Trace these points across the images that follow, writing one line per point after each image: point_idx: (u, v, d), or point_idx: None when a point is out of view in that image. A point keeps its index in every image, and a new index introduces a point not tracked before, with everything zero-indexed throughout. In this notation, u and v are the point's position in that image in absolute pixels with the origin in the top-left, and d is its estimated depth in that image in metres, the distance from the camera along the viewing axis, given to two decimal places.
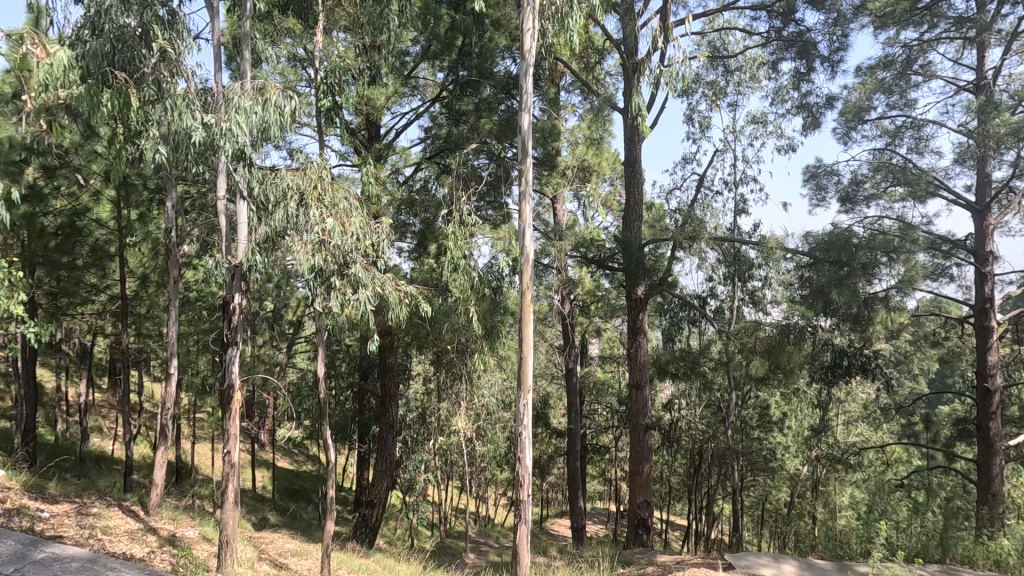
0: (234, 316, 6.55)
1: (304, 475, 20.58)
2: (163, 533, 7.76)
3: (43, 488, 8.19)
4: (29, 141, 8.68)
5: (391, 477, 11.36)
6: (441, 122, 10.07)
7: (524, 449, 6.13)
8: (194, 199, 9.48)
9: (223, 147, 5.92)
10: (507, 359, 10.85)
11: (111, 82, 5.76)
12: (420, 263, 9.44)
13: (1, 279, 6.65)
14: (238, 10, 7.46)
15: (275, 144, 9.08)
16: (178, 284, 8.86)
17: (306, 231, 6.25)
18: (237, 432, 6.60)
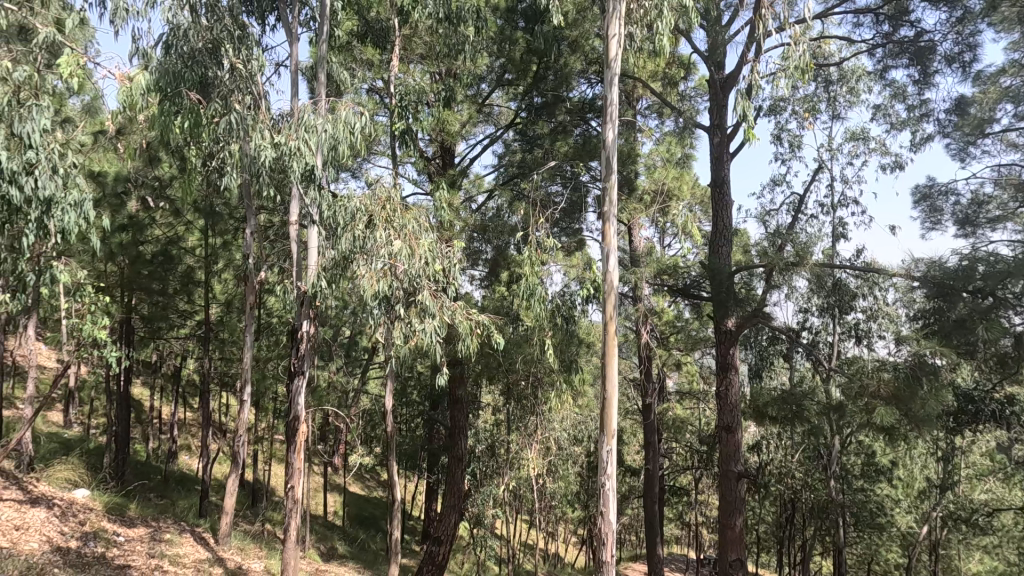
0: (302, 344, 6.58)
1: (374, 502, 20.39)
2: (230, 564, 7.85)
3: (124, 509, 8.46)
4: (131, 174, 9.20)
5: (459, 513, 10.86)
6: (514, 147, 9.68)
7: (608, 503, 5.39)
8: (274, 227, 9.65)
9: (292, 167, 5.79)
10: (581, 394, 10.15)
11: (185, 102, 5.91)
12: (493, 292, 9.18)
13: (93, 305, 6.93)
14: (317, 41, 7.50)
15: (351, 171, 9.12)
16: (254, 311, 8.85)
17: (374, 256, 6.00)
18: (301, 463, 6.60)
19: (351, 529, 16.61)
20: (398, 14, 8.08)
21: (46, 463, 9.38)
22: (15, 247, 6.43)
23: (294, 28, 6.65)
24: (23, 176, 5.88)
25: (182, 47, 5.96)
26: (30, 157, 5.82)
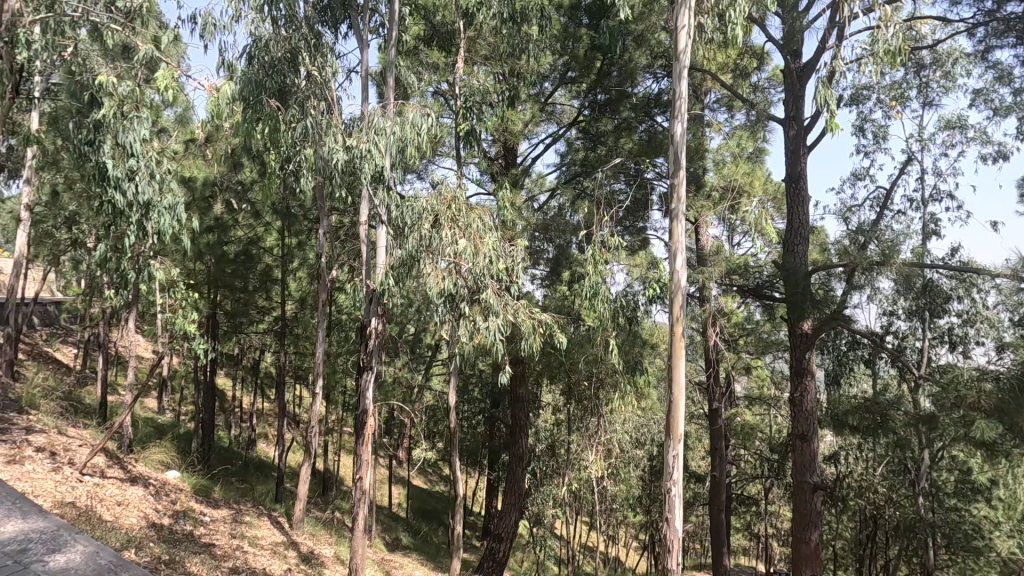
0: (370, 340, 6.83)
1: (437, 496, 20.82)
2: (303, 549, 8.28)
3: (210, 491, 9.10)
4: (217, 178, 9.86)
5: (520, 511, 10.89)
6: (577, 145, 9.57)
7: (673, 509, 5.22)
8: (344, 227, 10.04)
9: (363, 168, 6.00)
10: (644, 396, 9.92)
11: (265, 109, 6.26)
12: (554, 291, 9.14)
13: (184, 301, 7.49)
14: (386, 47, 7.73)
15: (418, 173, 9.35)
16: (326, 308, 9.25)
17: (440, 255, 6.11)
18: (368, 455, 6.84)
19: (415, 521, 17.06)
20: (463, 17, 8.19)
21: (144, 445, 10.24)
22: (119, 247, 7.06)
23: (365, 34, 6.88)
24: (126, 182, 6.43)
25: (264, 56, 6.32)
26: (132, 164, 6.35)
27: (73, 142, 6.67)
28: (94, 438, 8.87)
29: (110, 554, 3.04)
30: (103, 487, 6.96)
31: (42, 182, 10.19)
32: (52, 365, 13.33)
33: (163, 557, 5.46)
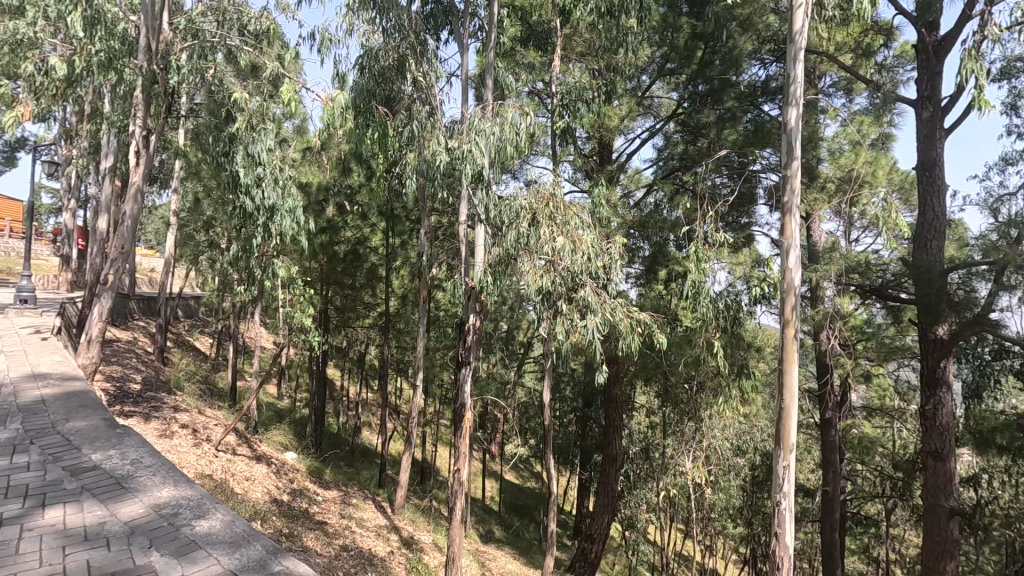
0: (468, 336, 7.04)
1: (528, 492, 21.00)
2: (404, 533, 8.72)
3: (322, 473, 9.85)
4: (330, 183, 10.62)
5: (613, 513, 10.70)
6: (676, 139, 9.20)
7: (784, 523, 4.87)
8: (443, 227, 10.41)
9: (464, 169, 6.17)
10: (750, 401, 9.35)
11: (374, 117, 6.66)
12: (651, 290, 8.87)
13: (302, 297, 8.15)
14: (485, 50, 7.90)
15: (513, 172, 9.48)
16: (426, 304, 9.65)
17: (537, 253, 6.13)
18: (466, 449, 7.16)
19: (506, 515, 17.34)
20: (560, 14, 8.18)
21: (266, 428, 11.28)
22: (248, 248, 7.81)
23: (465, 39, 7.07)
24: (254, 188, 7.10)
25: (373, 66, 6.71)
26: (260, 172, 7.02)
27: (213, 154, 7.50)
28: (226, 418, 9.91)
29: (245, 524, 3.26)
30: (235, 462, 7.77)
31: (186, 190, 11.54)
32: (192, 352, 15.06)
33: (284, 531, 5.98)
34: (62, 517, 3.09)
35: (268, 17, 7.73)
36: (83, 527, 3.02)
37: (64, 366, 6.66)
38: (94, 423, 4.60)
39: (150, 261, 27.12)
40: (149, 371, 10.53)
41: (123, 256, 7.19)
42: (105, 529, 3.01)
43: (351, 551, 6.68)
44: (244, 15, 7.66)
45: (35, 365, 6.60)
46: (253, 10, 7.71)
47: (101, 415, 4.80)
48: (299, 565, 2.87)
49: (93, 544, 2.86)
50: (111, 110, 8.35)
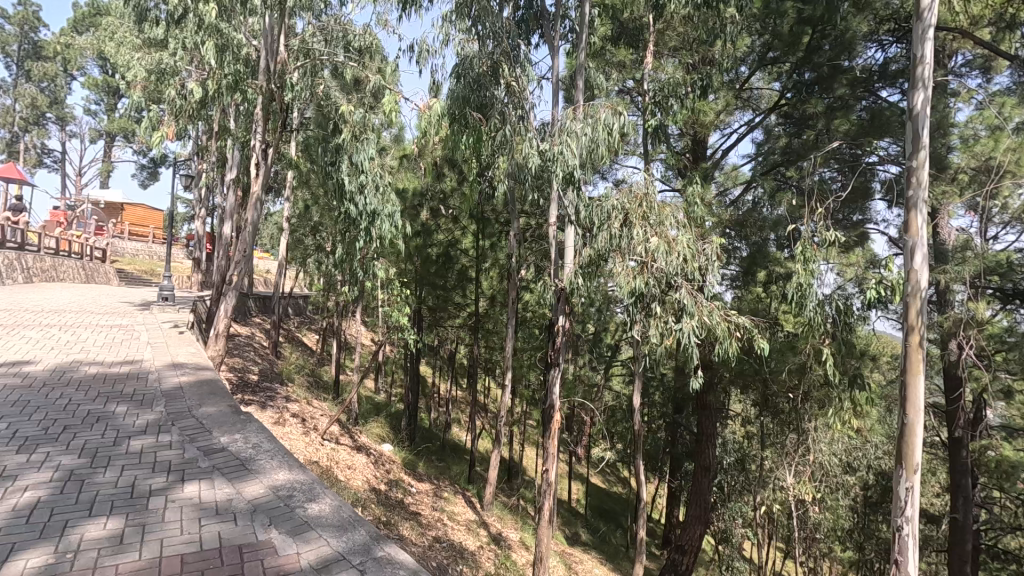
0: (557, 338, 7.10)
1: (615, 497, 20.61)
2: (493, 529, 8.91)
3: (416, 465, 10.29)
4: (424, 188, 11.14)
5: (705, 525, 10.24)
6: (778, 132, 8.63)
7: (906, 552, 4.41)
8: (532, 229, 10.49)
9: (555, 170, 6.18)
10: (863, 414, 8.58)
11: (469, 121, 6.98)
12: (749, 292, 8.40)
13: (398, 296, 8.57)
14: (575, 51, 7.88)
15: (602, 172, 9.38)
16: (515, 305, 9.77)
17: (629, 254, 6.02)
18: (555, 450, 7.21)
19: (593, 518, 17.13)
20: (652, 9, 7.97)
21: (366, 421, 11.97)
22: (351, 250, 8.35)
23: (556, 41, 7.10)
24: (357, 195, 7.58)
25: (468, 74, 6.97)
26: (362, 180, 7.52)
27: (322, 163, 8.12)
28: (331, 410, 10.64)
29: (351, 510, 3.48)
30: (338, 451, 8.34)
31: (296, 199, 12.53)
32: (301, 347, 16.33)
33: (382, 518, 6.31)
34: (198, 492, 3.47)
35: (371, 34, 8.21)
36: (215, 502, 3.37)
37: (197, 357, 7.49)
38: (223, 408, 5.13)
39: (266, 263, 29.77)
40: (265, 364, 11.56)
41: (245, 259, 8.00)
42: (232, 505, 3.35)
43: (443, 543, 6.92)
44: (349, 33, 8.18)
45: (175, 355, 7.48)
46: (357, 28, 8.22)
47: (228, 402, 5.33)
48: (400, 552, 3.02)
49: (224, 518, 3.19)
50: (236, 127, 9.27)
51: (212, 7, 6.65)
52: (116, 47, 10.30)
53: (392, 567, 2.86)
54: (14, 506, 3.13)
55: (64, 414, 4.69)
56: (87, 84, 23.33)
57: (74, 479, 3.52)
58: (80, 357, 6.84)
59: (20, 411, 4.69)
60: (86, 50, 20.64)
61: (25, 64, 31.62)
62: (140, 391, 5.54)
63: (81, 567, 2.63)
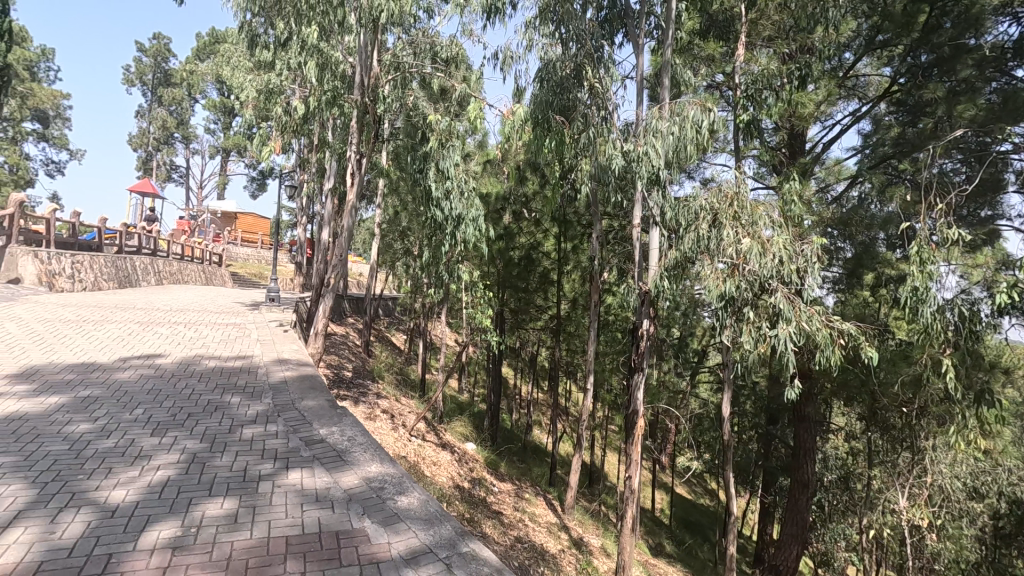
0: (641, 343, 6.98)
1: (702, 508, 19.72)
2: (574, 533, 8.85)
3: (498, 465, 10.45)
4: (506, 193, 11.30)
5: (803, 546, 9.55)
6: (890, 122, 7.89)
7: None
8: (615, 231, 10.30)
9: (640, 171, 6.06)
10: (993, 434, 7.62)
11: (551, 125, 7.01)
12: (855, 296, 7.74)
13: (481, 299, 8.74)
14: (661, 48, 7.67)
15: (689, 171, 9.06)
16: (598, 309, 9.62)
17: (718, 256, 5.77)
18: (639, 457, 7.06)
19: (678, 530, 16.53)
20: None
21: (450, 419, 12.34)
22: (437, 254, 8.64)
23: (641, 40, 6.95)
24: (443, 200, 7.85)
25: (551, 79, 7.04)
26: (448, 186, 7.79)
27: (411, 171, 8.47)
28: (418, 407, 11.08)
29: (437, 505, 3.60)
30: (425, 447, 8.65)
31: (387, 205, 13.17)
32: (390, 347, 17.11)
33: (465, 515, 6.48)
34: (300, 479, 3.75)
35: (457, 44, 8.47)
36: (316, 489, 3.62)
37: (299, 353, 8.09)
38: (322, 402, 5.49)
39: (359, 267, 31.56)
40: (358, 361, 12.26)
41: (341, 263, 8.53)
42: (330, 494, 3.58)
43: (525, 544, 6.97)
44: (436, 44, 8.48)
45: (280, 351, 8.13)
46: (444, 39, 8.51)
47: (326, 396, 5.70)
48: (484, 549, 3.09)
49: (323, 505, 3.42)
50: (334, 139, 9.90)
51: (313, 29, 7.16)
52: (231, 71, 11.35)
53: (477, 563, 2.92)
54: (149, 482, 3.54)
55: (188, 402, 5.23)
56: (208, 105, 25.91)
57: (196, 461, 3.92)
58: (201, 351, 7.60)
59: (154, 398, 5.29)
60: (207, 75, 22.94)
61: (158, 91, 35.70)
62: (251, 383, 6.07)
63: (203, 541, 2.92)
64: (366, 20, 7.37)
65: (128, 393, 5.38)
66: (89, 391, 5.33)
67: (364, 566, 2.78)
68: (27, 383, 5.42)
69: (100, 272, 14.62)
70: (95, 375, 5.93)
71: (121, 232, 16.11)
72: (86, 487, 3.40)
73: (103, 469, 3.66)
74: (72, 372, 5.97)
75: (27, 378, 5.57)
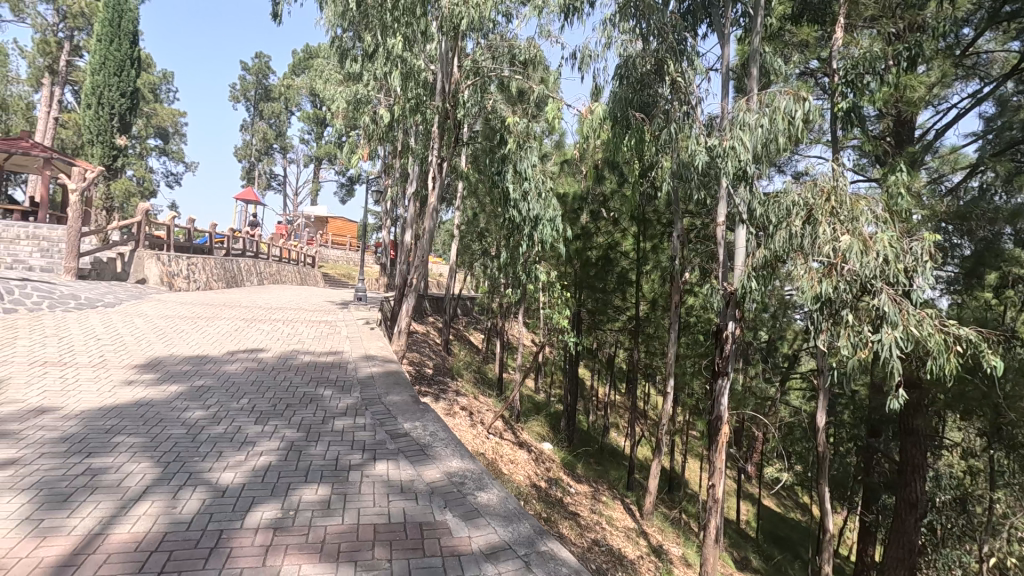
0: (726, 345, 6.73)
1: (792, 523, 18.53)
2: (653, 540, 8.63)
3: (574, 467, 10.40)
4: (584, 193, 11.23)
5: (910, 571, 8.73)
6: (1018, 102, 7.01)
7: None
8: (697, 229, 9.93)
9: (725, 166, 5.81)
10: None
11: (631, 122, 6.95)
12: (974, 298, 6.97)
13: (558, 298, 8.72)
14: (748, 36, 7.30)
15: (779, 165, 8.56)
16: (679, 309, 9.29)
17: (812, 255, 5.41)
18: (723, 466, 6.77)
19: (765, 544, 15.65)
20: None
21: (527, 419, 12.45)
22: (515, 255, 8.74)
23: (726, 30, 6.65)
24: (521, 202, 7.94)
25: (632, 75, 6.94)
26: (526, 187, 7.88)
27: (490, 173, 8.64)
28: (495, 406, 11.26)
29: (516, 502, 3.64)
30: (502, 445, 8.78)
31: (465, 207, 13.50)
32: (469, 346, 17.51)
33: (543, 514, 6.51)
34: (387, 470, 3.93)
35: (535, 46, 8.52)
36: (401, 480, 3.79)
37: (384, 350, 8.48)
38: (406, 398, 5.72)
39: (439, 267, 32.55)
40: (439, 359, 12.66)
41: (423, 263, 8.85)
42: (414, 486, 3.73)
43: (602, 547, 6.89)
44: (514, 48, 8.58)
45: (367, 348, 8.56)
46: (522, 41, 8.59)
47: (410, 392, 5.94)
48: (563, 549, 3.09)
49: (407, 496, 3.56)
50: (416, 145, 10.29)
51: (398, 39, 7.47)
52: (324, 84, 12.09)
53: (555, 563, 2.92)
54: (253, 466, 3.85)
55: (286, 394, 5.65)
56: (303, 117, 27.76)
57: (294, 449, 4.22)
58: (297, 347, 8.16)
59: (257, 389, 5.75)
60: (303, 89, 24.58)
61: (260, 106, 38.70)
62: (342, 378, 6.44)
63: (301, 523, 3.14)
64: (447, 28, 7.59)
65: (235, 384, 5.88)
66: (203, 381, 5.89)
67: (446, 558, 2.87)
68: (152, 372, 6.08)
69: (211, 273, 16.10)
70: (208, 366, 6.54)
71: (229, 236, 17.65)
72: (201, 468, 3.76)
73: (215, 453, 4.03)
74: (189, 363, 6.62)
75: (152, 368, 6.24)
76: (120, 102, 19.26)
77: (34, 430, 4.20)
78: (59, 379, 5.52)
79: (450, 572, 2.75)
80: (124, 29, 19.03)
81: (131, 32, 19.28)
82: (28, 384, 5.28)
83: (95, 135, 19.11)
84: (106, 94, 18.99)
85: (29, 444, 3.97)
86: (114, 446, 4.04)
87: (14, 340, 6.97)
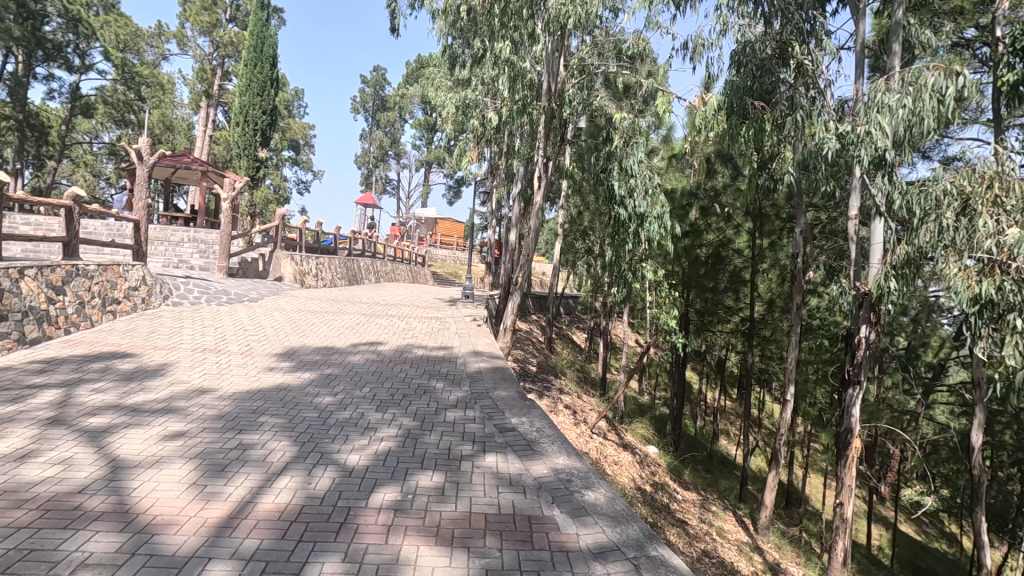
0: (858, 352, 6.17)
1: (937, 554, 16.32)
2: (769, 557, 8.07)
3: (681, 473, 10.01)
4: (693, 188, 10.76)
5: None
6: None
7: None
8: (822, 224, 9.13)
9: (860, 155, 5.29)
10: None
11: (749, 112, 6.54)
12: None
13: (666, 296, 8.40)
14: (887, 8, 6.58)
15: (924, 149, 7.63)
16: (801, 311, 8.50)
17: (967, 251, 4.77)
18: (852, 482, 6.21)
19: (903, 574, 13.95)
20: None
21: (631, 420, 12.19)
22: (621, 254, 8.58)
23: (862, 4, 6.04)
24: (627, 199, 7.79)
25: (752, 61, 6.56)
26: (632, 184, 7.73)
27: (597, 170, 8.59)
28: (600, 406, 11.16)
29: (624, 503, 3.59)
30: (606, 446, 8.67)
31: (570, 206, 13.47)
32: (572, 344, 17.48)
33: (649, 519, 6.35)
34: (496, 462, 4.05)
35: (643, 40, 8.32)
36: (509, 474, 3.88)
37: (492, 346, 8.74)
38: (512, 394, 5.84)
39: (542, 266, 32.78)
40: (542, 357, 12.78)
41: (528, 262, 8.98)
42: (523, 480, 3.81)
43: (713, 559, 6.56)
44: (621, 43, 8.43)
45: (475, 344, 8.87)
46: (629, 35, 8.42)
47: (516, 388, 6.05)
48: (674, 556, 2.99)
49: (516, 489, 3.65)
50: (522, 146, 10.47)
51: (506, 43, 7.66)
52: (435, 91, 12.66)
53: (666, 569, 2.83)
54: (376, 450, 4.16)
55: (403, 385, 6.01)
56: (415, 124, 29.31)
57: (411, 437, 4.48)
58: (411, 341, 8.63)
59: (377, 379, 6.20)
60: (415, 97, 25.95)
61: (378, 115, 41.39)
62: (453, 372, 6.72)
63: (419, 507, 3.33)
64: (553, 28, 7.62)
65: (358, 373, 6.38)
66: (331, 370, 6.45)
67: (555, 552, 2.91)
68: (288, 361, 6.74)
69: (335, 272, 17.53)
70: (335, 356, 7.14)
71: (350, 238, 19.10)
72: (332, 449, 4.13)
73: (342, 436, 4.40)
74: (319, 354, 7.26)
75: (288, 357, 6.93)
76: (262, 118, 21.57)
77: (197, 408, 4.85)
78: (215, 364, 6.32)
79: (559, 567, 2.78)
80: (265, 53, 21.27)
81: (271, 56, 21.55)
82: (193, 368, 6.11)
83: (242, 149, 21.53)
84: (251, 112, 21.36)
85: (194, 418, 4.60)
86: (260, 425, 4.55)
87: (181, 329, 8.09)
